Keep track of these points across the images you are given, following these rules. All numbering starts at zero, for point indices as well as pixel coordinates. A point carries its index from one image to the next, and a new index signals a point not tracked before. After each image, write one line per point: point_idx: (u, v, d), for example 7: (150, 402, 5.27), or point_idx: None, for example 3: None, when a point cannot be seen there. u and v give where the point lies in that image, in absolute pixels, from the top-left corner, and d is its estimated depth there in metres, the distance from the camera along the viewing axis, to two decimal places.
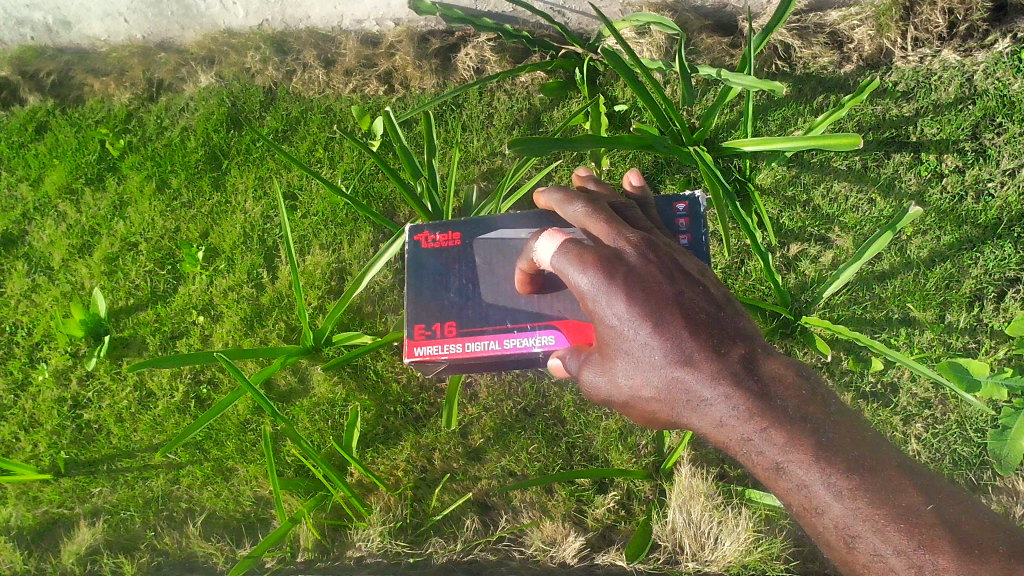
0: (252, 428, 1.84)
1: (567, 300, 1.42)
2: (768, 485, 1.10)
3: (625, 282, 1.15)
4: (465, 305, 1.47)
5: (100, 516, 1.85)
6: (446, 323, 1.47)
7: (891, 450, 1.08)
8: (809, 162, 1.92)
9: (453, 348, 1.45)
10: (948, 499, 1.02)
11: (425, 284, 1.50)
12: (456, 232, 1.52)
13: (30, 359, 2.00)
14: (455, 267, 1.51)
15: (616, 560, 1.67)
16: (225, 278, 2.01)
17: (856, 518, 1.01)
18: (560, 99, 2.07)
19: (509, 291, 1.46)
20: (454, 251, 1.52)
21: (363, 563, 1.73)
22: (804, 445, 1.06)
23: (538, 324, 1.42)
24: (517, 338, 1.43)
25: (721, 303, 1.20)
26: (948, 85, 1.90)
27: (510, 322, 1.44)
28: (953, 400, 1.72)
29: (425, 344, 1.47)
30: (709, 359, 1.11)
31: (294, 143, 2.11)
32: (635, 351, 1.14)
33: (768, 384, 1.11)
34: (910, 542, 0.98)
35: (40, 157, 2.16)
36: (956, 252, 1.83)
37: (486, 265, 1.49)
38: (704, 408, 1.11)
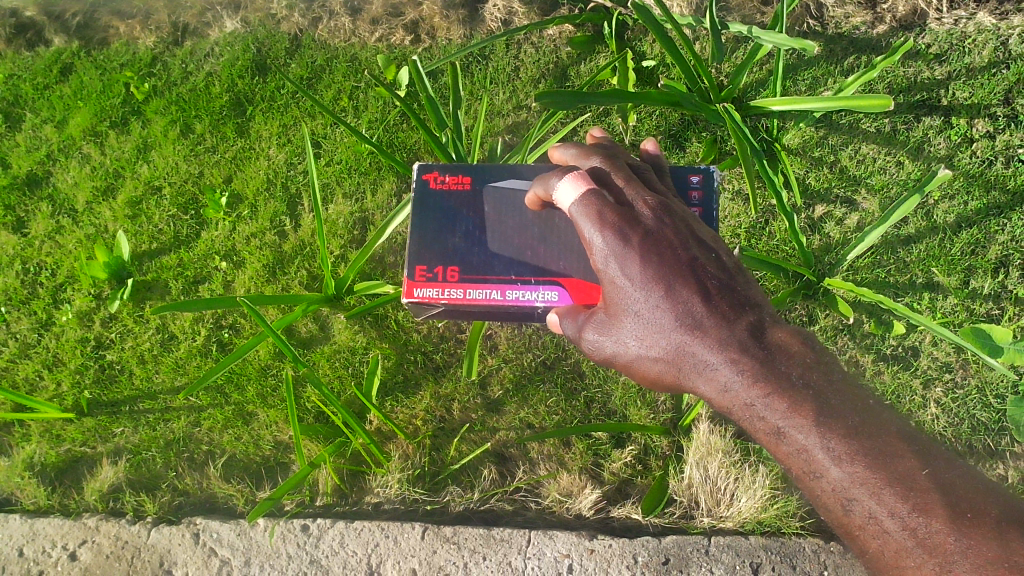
0: (272, 373, 1.87)
1: (572, 258, 1.43)
2: (769, 449, 1.13)
3: (641, 246, 1.17)
4: (470, 252, 1.47)
5: (123, 455, 1.86)
6: (450, 268, 1.47)
7: (893, 417, 1.10)
8: (838, 123, 1.89)
9: (454, 293, 1.46)
10: (948, 467, 1.04)
11: (431, 226, 1.49)
12: (467, 176, 1.52)
13: (55, 300, 2.01)
14: (463, 212, 1.50)
15: (632, 513, 1.68)
16: (248, 225, 2.01)
17: (853, 482, 1.04)
18: (586, 53, 2.05)
19: (515, 242, 1.46)
20: (463, 195, 1.51)
21: (380, 509, 1.74)
22: (806, 411, 1.08)
23: (543, 280, 1.43)
24: (520, 290, 1.44)
25: (733, 269, 1.21)
26: (982, 48, 1.88)
27: (514, 274, 1.45)
28: (974, 365, 1.72)
29: (426, 287, 1.47)
30: (717, 326, 1.13)
31: (319, 91, 2.10)
32: (645, 313, 1.16)
33: (773, 351, 1.12)
34: (904, 505, 1.01)
35: (64, 99, 2.16)
36: (983, 218, 1.81)
37: (494, 215, 1.49)
38: (709, 373, 1.13)
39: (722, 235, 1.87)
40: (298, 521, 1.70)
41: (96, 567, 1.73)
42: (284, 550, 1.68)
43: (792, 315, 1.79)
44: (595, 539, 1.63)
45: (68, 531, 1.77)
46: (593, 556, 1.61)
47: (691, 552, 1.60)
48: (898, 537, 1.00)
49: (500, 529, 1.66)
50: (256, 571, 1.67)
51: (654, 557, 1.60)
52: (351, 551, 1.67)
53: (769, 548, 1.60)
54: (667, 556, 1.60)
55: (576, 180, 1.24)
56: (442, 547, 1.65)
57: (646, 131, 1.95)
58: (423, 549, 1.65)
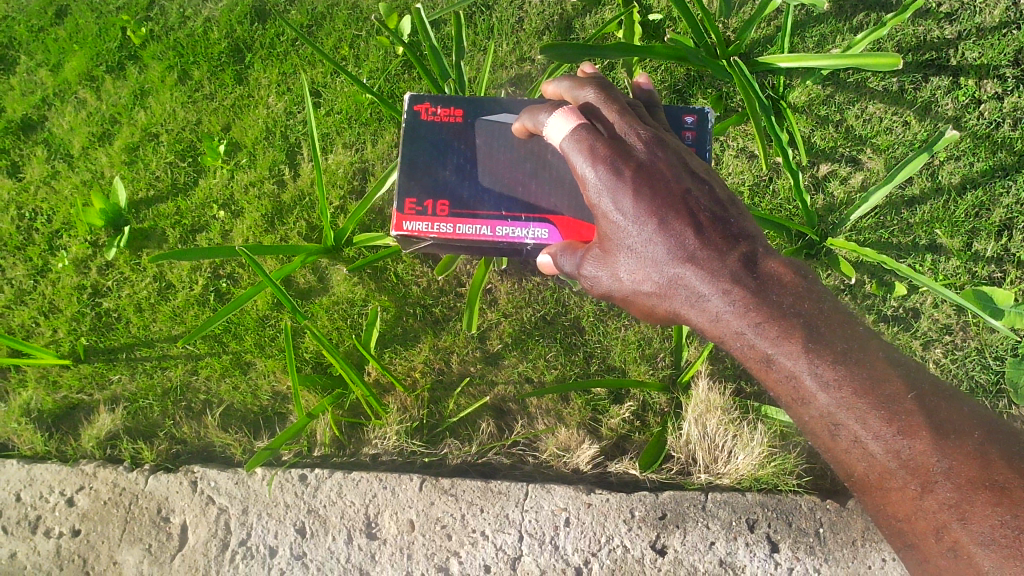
0: (270, 323, 1.86)
1: (563, 194, 1.43)
2: (759, 377, 1.14)
3: (633, 179, 1.16)
4: (461, 186, 1.45)
5: (119, 403, 1.86)
6: (440, 201, 1.45)
7: (882, 345, 1.11)
8: (846, 81, 1.87)
9: (444, 228, 1.44)
10: (932, 391, 1.06)
11: (421, 158, 1.47)
12: (459, 109, 1.50)
13: (51, 246, 1.99)
14: (455, 145, 1.48)
15: (629, 469, 1.68)
16: (247, 173, 1.99)
17: (840, 406, 1.06)
18: (592, 6, 2.01)
19: (506, 178, 1.45)
20: (454, 127, 1.49)
21: (378, 460, 1.74)
22: (796, 340, 1.08)
23: (533, 216, 1.42)
24: (510, 227, 1.43)
25: (725, 201, 1.20)
26: (994, 8, 1.86)
27: (504, 209, 1.44)
28: (974, 327, 1.72)
29: (415, 220, 1.44)
30: (710, 258, 1.12)
31: (319, 39, 2.06)
32: (638, 248, 1.16)
33: (765, 281, 1.12)
34: (888, 428, 1.03)
35: (60, 42, 2.13)
36: (988, 179, 1.80)
37: (486, 148, 1.47)
38: (702, 304, 1.13)
39: None
40: (295, 471, 1.70)
41: (93, 514, 1.72)
42: (282, 500, 1.68)
43: None
44: (592, 493, 1.63)
45: (65, 477, 1.77)
46: (589, 510, 1.62)
47: (688, 508, 1.61)
48: (883, 459, 1.03)
49: (498, 482, 1.67)
50: (253, 519, 1.67)
51: (651, 512, 1.61)
52: (348, 501, 1.67)
53: (765, 505, 1.60)
54: (664, 511, 1.61)
55: (568, 115, 1.24)
56: (440, 498, 1.65)
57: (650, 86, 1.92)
58: (421, 501, 1.65)
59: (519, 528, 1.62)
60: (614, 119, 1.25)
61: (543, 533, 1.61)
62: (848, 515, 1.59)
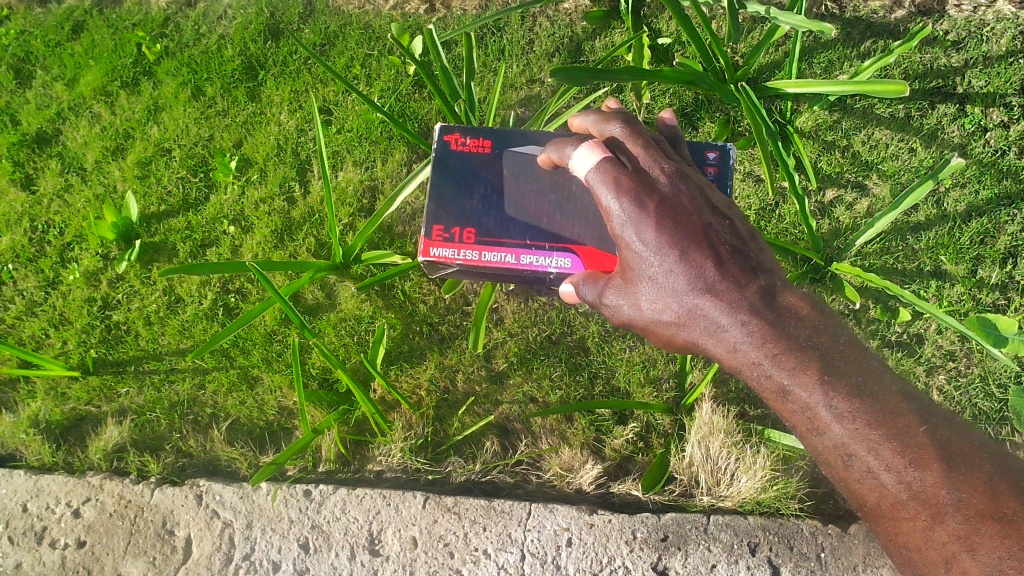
0: (278, 339, 1.87)
1: (587, 225, 1.44)
2: (773, 407, 1.14)
3: (656, 211, 1.16)
4: (486, 214, 1.47)
5: (127, 415, 1.87)
6: (465, 229, 1.47)
7: (892, 378, 1.13)
8: (853, 107, 1.88)
9: (469, 255, 1.45)
10: (942, 424, 1.07)
11: (449, 186, 1.49)
12: (487, 140, 1.52)
13: (62, 258, 2.01)
14: (482, 175, 1.50)
15: (632, 490, 1.69)
16: (258, 190, 2.01)
17: (852, 438, 1.06)
18: (601, 29, 2.03)
19: (532, 207, 1.47)
20: (482, 158, 1.51)
21: (382, 477, 1.76)
22: (813, 372, 1.09)
23: (556, 246, 1.43)
24: (534, 255, 1.44)
25: (745, 234, 1.20)
26: (1001, 36, 1.87)
27: (529, 238, 1.45)
28: (979, 354, 1.73)
29: (441, 247, 1.46)
30: (730, 290, 1.13)
31: (332, 57, 2.09)
32: (659, 278, 1.15)
33: (782, 313, 1.13)
34: (900, 460, 1.04)
35: (75, 57, 2.16)
36: (994, 207, 1.81)
37: (512, 178, 1.49)
38: (721, 334, 1.13)
39: None
40: (300, 487, 1.71)
41: (98, 525, 1.74)
42: (287, 515, 1.69)
43: None
44: (595, 513, 1.64)
45: (72, 488, 1.78)
46: (592, 531, 1.62)
47: (690, 530, 1.61)
48: (894, 490, 1.04)
49: (501, 501, 1.67)
50: (257, 534, 1.68)
51: (653, 534, 1.61)
52: (352, 517, 1.68)
53: (767, 528, 1.61)
54: (665, 533, 1.61)
55: (593, 148, 1.24)
56: (442, 517, 1.66)
57: (659, 109, 1.93)
58: (424, 518, 1.66)
59: (521, 547, 1.62)
60: (638, 151, 1.26)
61: (545, 553, 1.61)
62: (849, 540, 1.59)
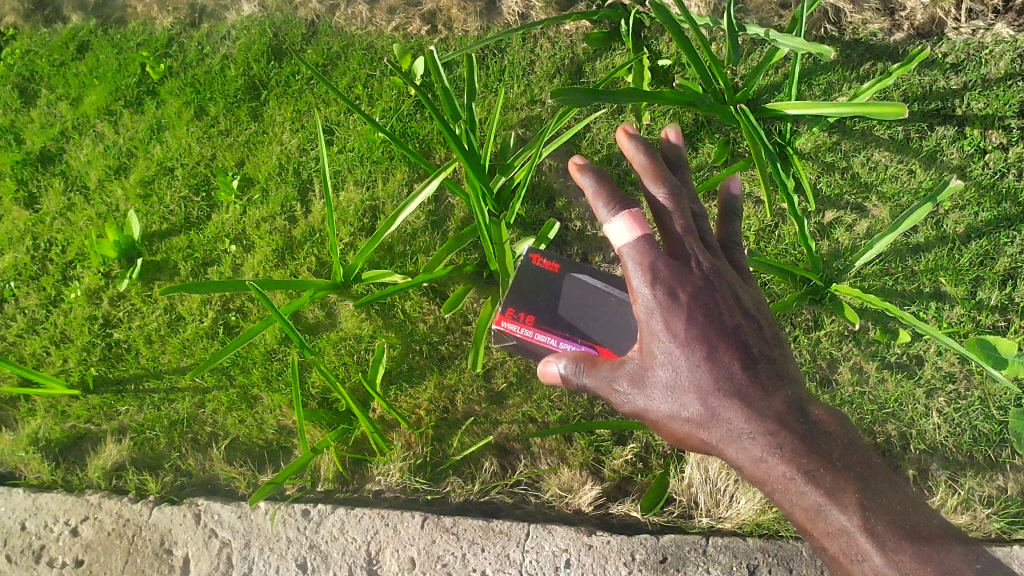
0: (277, 358, 1.86)
1: (618, 335, 1.45)
2: (781, 510, 1.14)
3: (689, 304, 1.18)
4: (548, 305, 1.53)
5: (127, 434, 1.88)
6: (530, 314, 1.53)
7: (905, 489, 1.13)
8: (852, 129, 1.88)
9: (527, 334, 1.52)
10: (952, 540, 1.08)
11: (520, 285, 1.55)
12: (561, 264, 1.55)
13: (64, 277, 2.02)
14: (546, 291, 1.53)
15: (630, 512, 1.69)
16: (259, 209, 2.01)
17: (862, 530, 1.05)
18: (602, 50, 2.04)
19: (583, 314, 1.50)
20: (553, 280, 1.54)
21: (381, 496, 1.77)
22: (850, 492, 1.08)
23: (586, 343, 1.47)
24: (577, 347, 1.49)
25: (771, 340, 1.22)
26: (999, 59, 1.86)
27: (577, 335, 1.49)
28: (978, 377, 1.70)
29: (506, 322, 1.54)
30: (755, 393, 1.14)
31: (334, 78, 2.10)
32: (681, 367, 1.17)
33: (801, 419, 1.14)
34: (912, 562, 1.03)
35: (80, 76, 2.17)
36: (993, 229, 1.81)
37: (569, 296, 1.53)
38: (743, 442, 1.13)
39: None
40: (298, 506, 1.71)
41: (97, 544, 1.74)
42: (285, 534, 1.69)
43: (798, 320, 1.77)
44: (593, 535, 1.63)
45: (71, 507, 1.78)
46: (590, 552, 1.62)
47: (689, 552, 1.61)
48: None
49: (500, 522, 1.67)
50: (255, 554, 1.68)
51: (652, 556, 1.61)
52: (350, 537, 1.67)
53: (767, 550, 1.60)
54: (664, 555, 1.61)
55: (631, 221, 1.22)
56: (440, 537, 1.66)
57: (659, 130, 1.92)
58: (422, 539, 1.66)
59: (519, 569, 1.62)
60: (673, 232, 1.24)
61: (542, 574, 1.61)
62: None
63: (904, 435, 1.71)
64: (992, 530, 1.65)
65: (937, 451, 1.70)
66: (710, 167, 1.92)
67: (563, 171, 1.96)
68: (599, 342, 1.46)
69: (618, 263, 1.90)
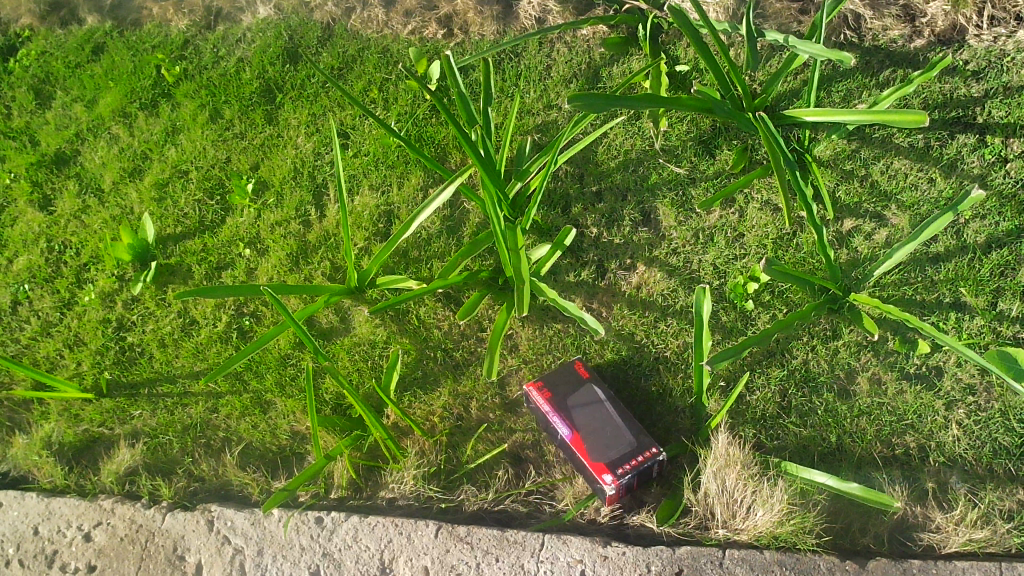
0: (292, 363, 1.86)
1: (602, 446, 1.64)
2: None
3: None
4: (558, 403, 1.70)
5: (140, 438, 1.87)
6: (546, 393, 1.71)
7: None
8: (871, 136, 1.87)
9: (539, 404, 1.70)
10: None
11: (551, 375, 1.74)
12: (588, 377, 1.73)
13: (78, 279, 2.02)
14: (563, 397, 1.71)
15: (646, 522, 1.68)
16: (274, 213, 2.00)
17: None
18: (620, 55, 2.02)
19: (594, 415, 1.68)
20: (577, 383, 1.73)
21: (394, 504, 1.75)
22: None
23: (576, 446, 1.65)
24: (580, 433, 1.66)
25: None
26: (1021, 67, 1.83)
27: (572, 431, 1.66)
28: (998, 388, 1.68)
29: (531, 389, 1.72)
30: None
31: (350, 81, 2.09)
32: None
33: None
34: None
35: (95, 78, 2.18)
36: (1015, 239, 1.77)
37: (585, 405, 1.69)
38: None
39: (748, 245, 1.83)
40: (312, 514, 1.71)
41: (109, 550, 1.73)
42: (298, 541, 1.68)
43: (816, 329, 1.76)
44: (609, 546, 1.62)
45: (84, 511, 1.78)
46: (606, 563, 1.60)
47: (705, 564, 1.59)
48: None
49: (514, 532, 1.66)
50: (268, 561, 1.67)
51: (668, 567, 1.59)
52: (364, 545, 1.67)
53: (783, 563, 1.58)
54: (680, 567, 1.59)
55: None
56: (455, 546, 1.65)
57: (676, 136, 1.90)
58: (436, 547, 1.65)
59: None
60: None
61: None
62: None
63: (924, 447, 1.69)
64: (1012, 546, 1.60)
65: (957, 464, 1.68)
66: (728, 175, 1.87)
67: (579, 177, 1.94)
68: (595, 459, 1.62)
69: (634, 270, 1.87)
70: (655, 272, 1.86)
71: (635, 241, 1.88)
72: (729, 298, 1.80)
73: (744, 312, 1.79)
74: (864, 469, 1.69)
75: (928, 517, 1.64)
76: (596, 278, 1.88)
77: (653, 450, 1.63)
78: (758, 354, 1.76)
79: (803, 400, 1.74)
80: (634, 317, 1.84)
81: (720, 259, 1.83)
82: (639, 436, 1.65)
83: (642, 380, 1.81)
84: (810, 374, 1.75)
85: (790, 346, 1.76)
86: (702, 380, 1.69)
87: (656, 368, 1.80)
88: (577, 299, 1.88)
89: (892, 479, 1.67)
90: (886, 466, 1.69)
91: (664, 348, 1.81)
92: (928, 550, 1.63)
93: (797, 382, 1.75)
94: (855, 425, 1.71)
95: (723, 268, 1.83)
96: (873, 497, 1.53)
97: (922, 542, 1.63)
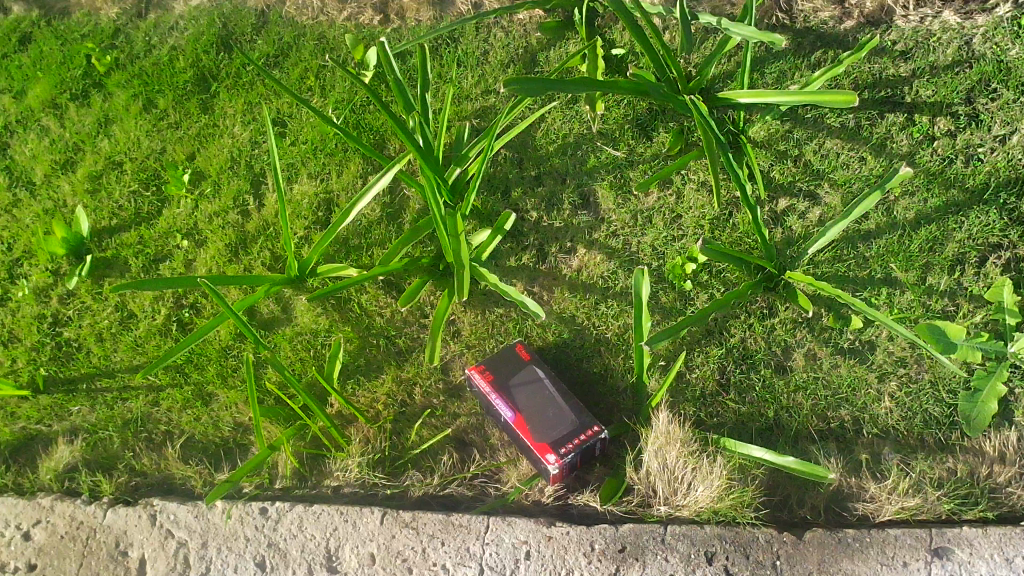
0: (232, 354, 1.86)
1: (546, 427, 1.65)
2: None
3: None
4: (499, 386, 1.71)
5: (79, 434, 1.85)
6: (488, 375, 1.72)
7: None
8: (803, 117, 1.88)
9: (482, 385, 1.71)
10: None
11: (493, 357, 1.76)
12: (527, 356, 1.75)
13: (10, 275, 1.98)
14: (505, 379, 1.72)
15: (590, 501, 1.71)
16: (211, 203, 1.98)
17: None
18: (556, 40, 2.03)
19: (536, 397, 1.69)
20: (518, 364, 1.74)
21: (340, 492, 1.76)
22: None
23: (520, 428, 1.66)
24: (522, 414, 1.67)
25: None
26: (946, 47, 1.86)
27: (514, 413, 1.67)
28: (928, 360, 1.73)
29: (474, 372, 1.73)
30: None
31: (285, 69, 2.07)
32: None
33: None
34: None
35: (23, 69, 2.13)
36: (942, 215, 1.80)
37: (526, 386, 1.71)
38: None
39: (686, 226, 1.85)
40: (256, 505, 1.70)
41: (50, 548, 1.71)
42: (242, 533, 1.68)
43: (753, 307, 1.79)
44: (553, 526, 1.64)
45: (22, 510, 1.76)
46: (550, 544, 1.62)
47: (647, 540, 1.62)
48: None
49: (459, 515, 1.67)
50: (212, 553, 1.66)
51: (611, 545, 1.61)
52: (309, 535, 1.67)
53: (723, 537, 1.61)
54: (623, 544, 1.61)
55: None
56: (400, 532, 1.65)
57: (613, 119, 1.91)
58: (382, 534, 1.66)
59: (480, 561, 1.62)
60: None
61: (503, 566, 1.61)
62: (804, 548, 1.59)
63: (858, 420, 1.73)
64: (942, 512, 1.66)
65: (890, 435, 1.72)
66: (665, 157, 1.89)
67: (518, 161, 1.95)
68: (538, 439, 1.63)
69: (574, 253, 1.89)
70: (596, 254, 1.88)
71: (575, 225, 1.90)
72: (668, 279, 1.82)
73: (682, 292, 1.82)
74: (801, 443, 1.73)
75: (862, 487, 1.69)
76: (537, 262, 1.90)
77: (595, 428, 1.65)
78: (696, 334, 1.79)
79: (741, 377, 1.77)
80: (575, 300, 1.85)
81: (658, 240, 1.85)
82: (579, 414, 1.67)
83: (584, 362, 1.83)
84: (747, 352, 1.78)
85: (727, 325, 1.79)
86: (642, 360, 1.71)
87: (598, 350, 1.83)
88: (519, 283, 1.89)
89: (828, 452, 1.71)
90: (822, 439, 1.73)
91: (604, 330, 1.83)
92: (862, 519, 1.68)
93: (735, 360, 1.78)
94: (792, 400, 1.75)
95: (662, 249, 1.85)
96: (808, 470, 1.57)
97: (856, 512, 1.68)
